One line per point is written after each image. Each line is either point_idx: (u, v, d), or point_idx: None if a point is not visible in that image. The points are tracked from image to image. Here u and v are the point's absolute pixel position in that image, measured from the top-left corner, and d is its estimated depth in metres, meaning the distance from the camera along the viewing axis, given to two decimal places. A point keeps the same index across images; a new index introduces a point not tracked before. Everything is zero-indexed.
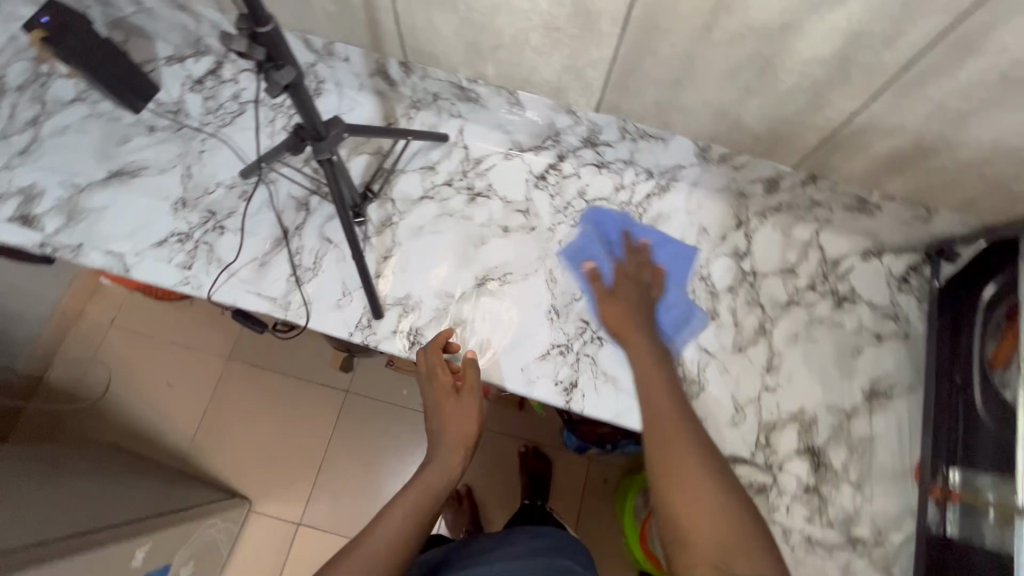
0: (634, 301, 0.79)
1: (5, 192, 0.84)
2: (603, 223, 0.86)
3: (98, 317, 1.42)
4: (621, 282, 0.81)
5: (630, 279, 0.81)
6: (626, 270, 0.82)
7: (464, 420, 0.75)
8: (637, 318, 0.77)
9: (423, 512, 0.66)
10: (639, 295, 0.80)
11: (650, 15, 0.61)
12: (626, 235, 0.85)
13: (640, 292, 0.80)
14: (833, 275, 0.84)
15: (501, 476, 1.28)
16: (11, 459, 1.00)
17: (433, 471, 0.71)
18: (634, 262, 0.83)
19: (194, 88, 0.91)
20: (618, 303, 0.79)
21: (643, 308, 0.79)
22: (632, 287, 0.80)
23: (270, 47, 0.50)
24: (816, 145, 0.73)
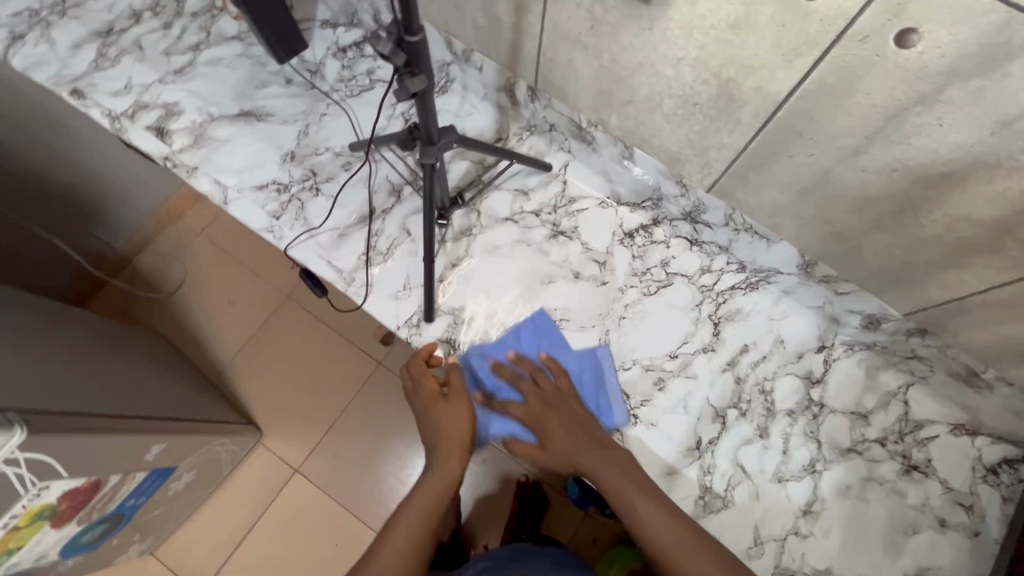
0: (563, 428, 0.74)
1: (152, 102, 0.93)
2: (472, 381, 0.81)
3: (190, 223, 1.53)
4: (540, 422, 0.75)
5: (551, 404, 0.76)
6: (528, 404, 0.77)
7: (460, 424, 0.76)
8: (580, 436, 0.73)
9: (430, 523, 0.71)
10: (553, 400, 0.76)
11: (797, 119, 0.56)
12: (493, 367, 0.80)
13: (553, 406, 0.76)
14: (910, 438, 0.75)
15: (492, 498, 1.26)
16: (83, 327, 1.11)
17: (434, 480, 0.73)
18: (533, 383, 0.78)
19: (336, 55, 0.96)
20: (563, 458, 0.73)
21: (578, 418, 0.75)
22: (546, 411, 0.76)
23: (411, 55, 0.51)
24: (939, 301, 0.66)
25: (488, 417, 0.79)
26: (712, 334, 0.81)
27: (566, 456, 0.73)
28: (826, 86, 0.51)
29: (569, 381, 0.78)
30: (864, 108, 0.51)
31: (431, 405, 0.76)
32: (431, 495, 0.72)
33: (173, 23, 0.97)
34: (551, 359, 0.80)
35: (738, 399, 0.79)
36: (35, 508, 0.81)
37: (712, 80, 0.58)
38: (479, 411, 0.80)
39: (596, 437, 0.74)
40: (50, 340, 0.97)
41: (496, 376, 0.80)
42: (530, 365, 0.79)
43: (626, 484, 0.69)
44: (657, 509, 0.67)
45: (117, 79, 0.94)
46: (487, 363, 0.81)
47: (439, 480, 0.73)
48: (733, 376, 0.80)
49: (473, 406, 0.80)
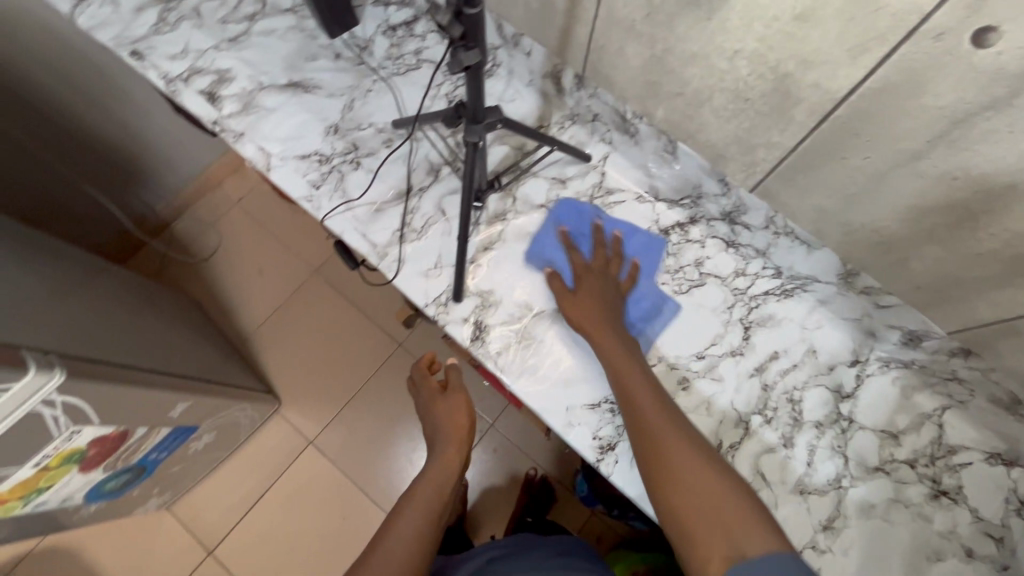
0: (606, 298, 0.77)
1: (206, 67, 0.95)
2: (566, 213, 0.85)
3: (230, 192, 1.57)
4: (585, 279, 0.79)
5: (607, 279, 0.79)
6: (596, 266, 0.80)
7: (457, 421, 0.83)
8: (609, 312, 0.76)
9: (431, 511, 0.72)
10: (612, 287, 0.79)
11: (855, 120, 0.55)
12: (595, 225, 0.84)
13: (608, 287, 0.78)
14: (942, 463, 0.72)
15: (499, 488, 1.26)
16: (121, 283, 1.15)
17: (436, 467, 0.79)
18: (604, 261, 0.81)
19: (386, 32, 0.97)
20: (580, 308, 0.76)
21: (613, 302, 0.77)
22: (602, 280, 0.79)
23: (469, 28, 0.51)
24: (988, 320, 0.63)
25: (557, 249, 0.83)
26: (742, 338, 0.80)
27: (587, 317, 0.75)
28: (890, 85, 0.49)
29: (631, 287, 0.81)
30: (929, 110, 0.49)
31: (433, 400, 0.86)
32: (429, 489, 0.75)
33: None
34: (636, 266, 0.82)
35: (763, 406, 0.77)
36: (66, 450, 0.84)
37: (769, 74, 0.57)
38: (552, 234, 0.84)
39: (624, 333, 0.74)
40: (90, 292, 1.00)
41: (585, 235, 0.84)
42: (618, 245, 0.82)
43: (630, 376, 0.68)
44: (628, 373, 0.69)
45: (175, 44, 0.96)
46: (587, 221, 0.85)
47: (437, 473, 0.78)
48: (760, 382, 0.78)
49: (550, 233, 0.85)
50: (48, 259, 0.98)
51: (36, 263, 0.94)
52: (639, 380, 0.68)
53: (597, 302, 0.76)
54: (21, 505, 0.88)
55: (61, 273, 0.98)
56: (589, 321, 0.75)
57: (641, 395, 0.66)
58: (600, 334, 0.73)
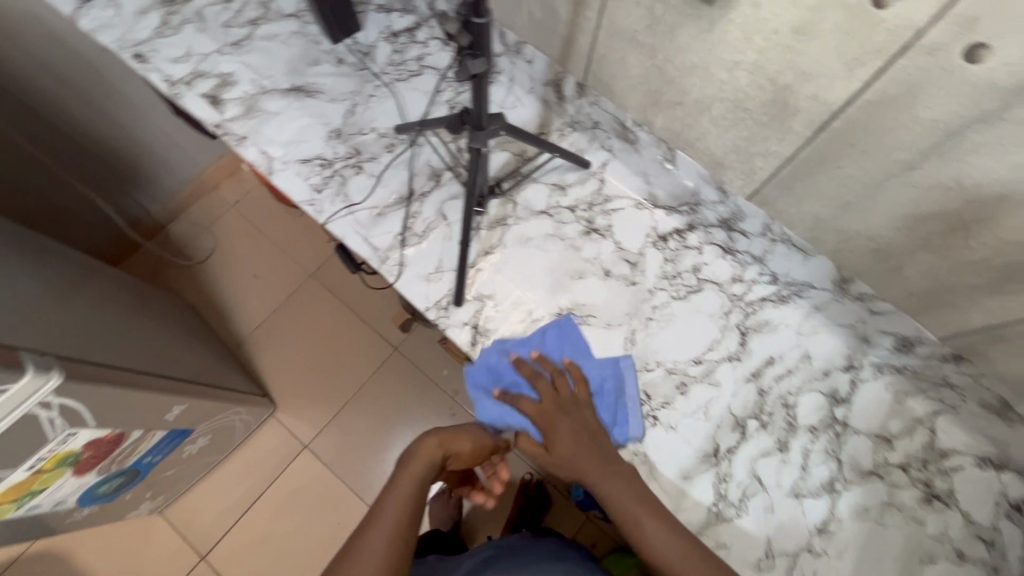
0: (575, 435, 0.76)
1: (208, 71, 0.95)
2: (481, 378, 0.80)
3: (227, 195, 1.57)
4: (552, 427, 0.76)
5: (565, 414, 0.77)
6: (547, 401, 0.77)
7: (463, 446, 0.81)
8: (591, 443, 0.76)
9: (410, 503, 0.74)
10: (569, 408, 0.78)
11: (850, 131, 0.56)
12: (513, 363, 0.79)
13: (572, 419, 0.77)
14: (934, 467, 0.74)
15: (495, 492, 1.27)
16: (118, 285, 1.14)
17: (415, 461, 0.79)
18: (551, 386, 0.79)
19: (388, 39, 0.98)
20: (569, 459, 0.75)
21: (590, 429, 0.76)
22: (561, 421, 0.77)
23: (476, 36, 0.52)
24: (980, 327, 0.65)
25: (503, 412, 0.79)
26: (739, 344, 0.81)
27: (579, 468, 0.75)
28: (887, 96, 0.51)
29: (585, 388, 0.79)
30: (924, 122, 0.50)
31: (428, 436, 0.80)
32: (403, 491, 0.75)
33: None
34: (573, 365, 0.80)
35: (760, 411, 0.78)
36: (61, 453, 0.83)
37: (768, 84, 0.58)
38: (490, 405, 0.80)
39: (609, 457, 0.75)
40: (86, 294, 1.00)
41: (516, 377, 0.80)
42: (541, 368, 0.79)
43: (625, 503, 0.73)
44: (640, 513, 0.72)
45: (177, 47, 0.97)
46: (507, 359, 0.80)
47: (417, 463, 0.78)
48: (757, 387, 0.79)
49: (486, 402, 0.80)
50: (44, 260, 0.98)
51: (34, 264, 0.94)
52: (635, 503, 0.72)
53: (571, 454, 0.76)
54: (14, 509, 0.87)
55: (58, 275, 0.97)
56: (578, 469, 0.75)
57: (639, 518, 0.72)
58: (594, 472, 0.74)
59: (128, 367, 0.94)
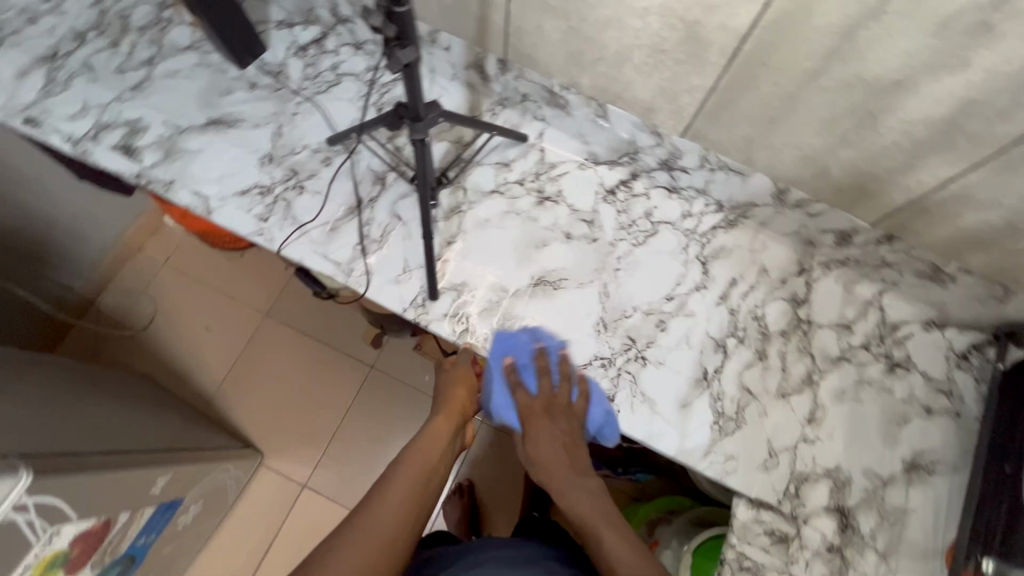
0: (546, 455, 0.81)
1: (113, 122, 0.90)
2: (512, 347, 0.83)
3: (155, 252, 1.48)
4: (535, 424, 0.82)
5: (534, 437, 0.82)
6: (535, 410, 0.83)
7: (456, 398, 0.87)
8: (558, 459, 0.81)
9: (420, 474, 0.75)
10: (551, 425, 0.82)
11: (759, 51, 0.61)
12: (538, 353, 0.83)
13: (548, 439, 0.82)
14: (890, 340, 0.82)
15: (503, 478, 1.30)
16: (60, 369, 1.06)
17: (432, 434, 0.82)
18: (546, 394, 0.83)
19: (298, 54, 0.96)
20: (539, 458, 0.81)
21: (567, 439, 0.82)
22: (539, 444, 0.82)
23: (401, 27, 0.52)
24: (902, 204, 0.73)
25: (500, 385, 0.84)
26: (702, 273, 0.86)
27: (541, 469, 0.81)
28: (786, 15, 0.56)
29: (581, 408, 0.82)
30: (821, 31, 0.56)
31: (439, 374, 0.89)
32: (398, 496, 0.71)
33: (122, 39, 0.95)
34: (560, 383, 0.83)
35: (735, 328, 0.84)
36: (48, 556, 0.79)
37: (679, 23, 0.62)
38: (498, 373, 0.84)
39: (572, 457, 0.81)
40: (29, 384, 0.92)
41: (528, 365, 0.83)
42: (545, 363, 0.83)
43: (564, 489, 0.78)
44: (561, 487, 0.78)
45: (72, 103, 0.91)
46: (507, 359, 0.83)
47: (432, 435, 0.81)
48: (727, 308, 0.85)
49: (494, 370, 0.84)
50: None
51: None
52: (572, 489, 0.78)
53: (545, 463, 0.81)
54: None
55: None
56: (546, 471, 0.80)
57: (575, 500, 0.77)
58: (543, 473, 0.81)
59: (98, 452, 0.88)
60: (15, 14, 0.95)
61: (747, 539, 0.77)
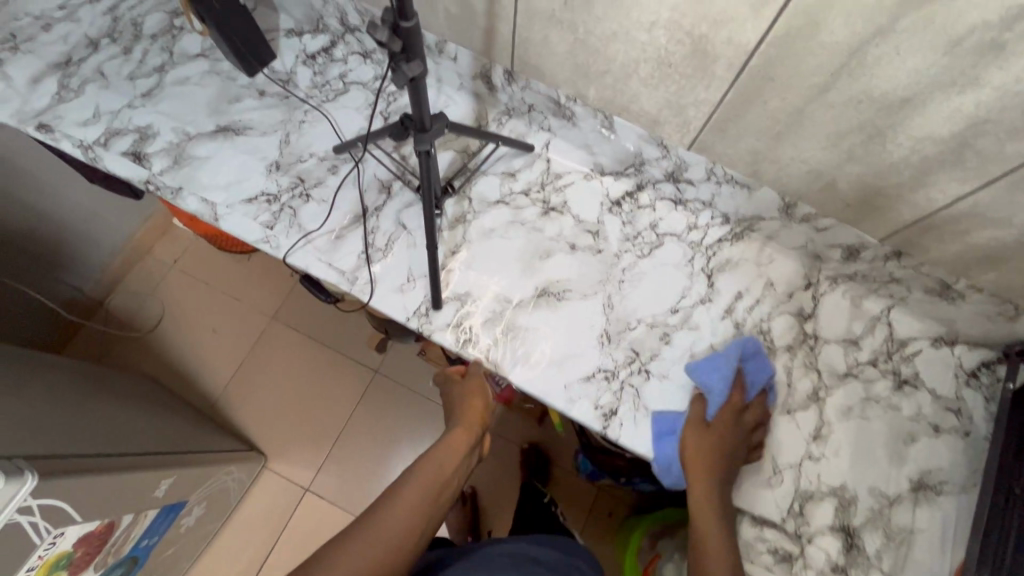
0: (710, 454, 0.75)
1: (123, 128, 0.91)
2: (742, 352, 0.81)
3: (164, 255, 1.50)
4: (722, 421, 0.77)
5: (714, 433, 0.77)
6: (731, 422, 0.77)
7: (473, 408, 0.86)
8: (716, 460, 0.75)
9: (434, 483, 0.75)
10: (739, 438, 0.77)
11: (766, 67, 0.61)
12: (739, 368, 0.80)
13: (710, 438, 0.76)
14: (898, 356, 0.81)
15: (504, 484, 1.29)
16: (69, 369, 1.07)
17: (449, 447, 0.81)
18: (749, 405, 0.80)
19: (306, 62, 0.97)
20: (700, 444, 0.76)
21: (734, 455, 0.76)
22: (704, 434, 0.77)
23: (406, 41, 0.53)
24: (911, 221, 0.72)
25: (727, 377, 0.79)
26: (707, 286, 0.86)
27: (697, 455, 0.75)
28: (792, 31, 0.55)
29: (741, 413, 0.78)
30: (829, 47, 0.55)
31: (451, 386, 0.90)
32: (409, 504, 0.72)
33: (134, 46, 0.96)
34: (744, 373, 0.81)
35: (739, 342, 0.83)
36: (54, 556, 0.80)
37: (686, 37, 0.62)
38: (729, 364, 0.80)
39: (725, 470, 0.76)
40: (38, 384, 0.93)
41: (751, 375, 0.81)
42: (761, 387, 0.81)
43: (705, 508, 0.73)
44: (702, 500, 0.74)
45: (83, 109, 0.92)
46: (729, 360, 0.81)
47: (449, 447, 0.80)
48: (732, 322, 0.84)
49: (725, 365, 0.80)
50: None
51: None
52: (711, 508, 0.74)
53: (700, 454, 0.75)
54: None
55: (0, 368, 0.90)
56: (697, 464, 0.75)
57: (708, 525, 0.73)
58: (698, 482, 0.75)
59: (104, 454, 0.89)
60: (30, 21, 0.97)
61: (750, 557, 0.76)
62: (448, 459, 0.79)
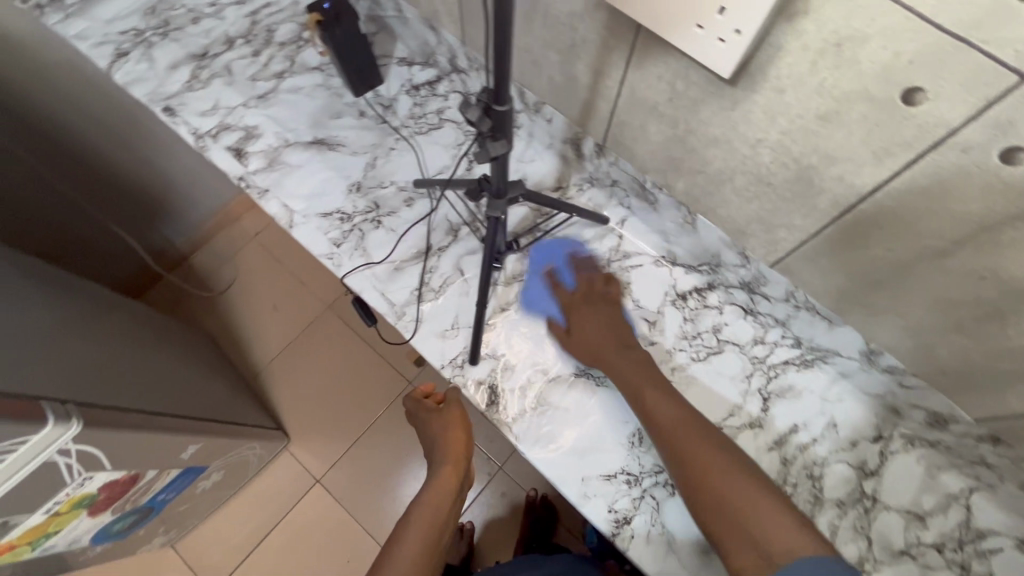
0: (593, 335, 0.78)
1: (234, 124, 0.98)
2: (548, 254, 0.87)
3: (247, 226, 1.58)
4: (575, 309, 0.81)
5: (576, 335, 0.79)
6: (585, 303, 0.82)
7: (456, 438, 0.80)
8: (608, 339, 0.78)
9: (430, 523, 0.68)
10: (600, 310, 0.81)
11: (876, 215, 0.55)
12: (550, 267, 0.86)
13: (596, 325, 0.79)
14: (971, 549, 0.67)
15: (504, 528, 1.24)
16: (146, 318, 1.15)
17: (437, 485, 0.74)
18: (586, 284, 0.84)
19: (409, 91, 1.00)
20: (583, 345, 0.78)
21: (616, 323, 0.80)
22: (582, 331, 0.79)
23: (497, 123, 0.53)
24: (1018, 412, 0.63)
25: (540, 287, 0.86)
26: (760, 409, 0.78)
27: (591, 346, 0.78)
28: (916, 189, 0.50)
29: (591, 284, 0.84)
30: (957, 215, 0.49)
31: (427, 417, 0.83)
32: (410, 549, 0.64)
33: (262, 50, 1.04)
34: (551, 270, 0.86)
35: (783, 482, 0.75)
36: (77, 496, 0.78)
37: (792, 163, 0.58)
38: (535, 285, 0.86)
39: (625, 338, 0.78)
40: (117, 326, 1.01)
41: (563, 269, 0.86)
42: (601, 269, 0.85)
43: (645, 392, 0.71)
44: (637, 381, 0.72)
45: (205, 101, 1.00)
46: (542, 270, 0.87)
47: (436, 486, 0.74)
48: (780, 456, 0.76)
49: (536, 275, 0.86)
50: (86, 292, 1.01)
51: (71, 296, 0.95)
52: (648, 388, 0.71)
53: (593, 341, 0.78)
54: (29, 552, 0.82)
55: (85, 302, 0.97)
56: (594, 354, 0.77)
57: (656, 403, 0.69)
58: (626, 371, 0.73)
59: (159, 410, 0.91)
60: (183, 13, 1.06)
61: None
62: (441, 506, 0.71)
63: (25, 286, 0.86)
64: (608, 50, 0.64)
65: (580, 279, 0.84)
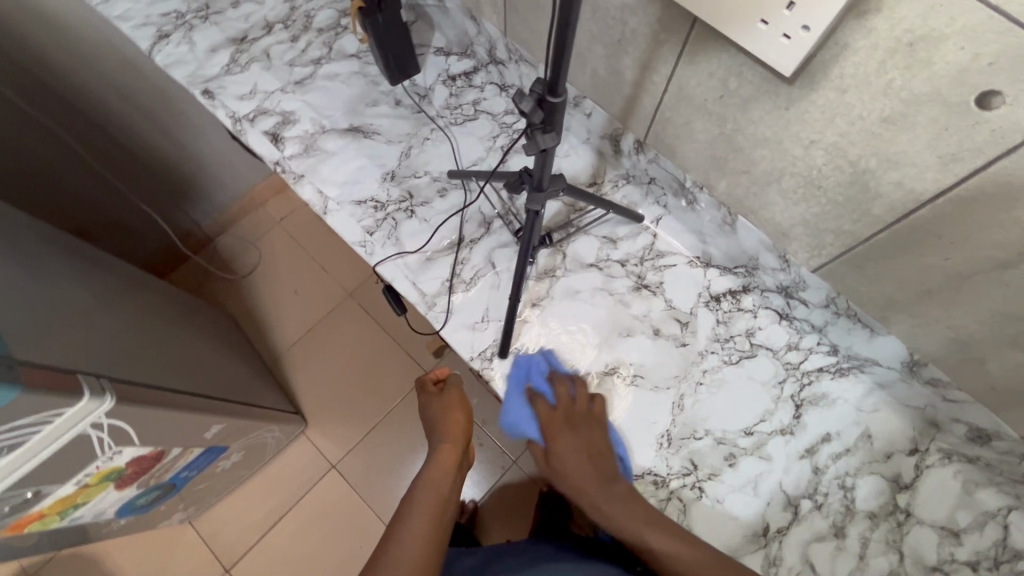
0: (575, 467, 0.76)
1: (271, 109, 0.98)
2: (524, 371, 0.80)
3: (273, 211, 1.60)
4: (554, 432, 0.78)
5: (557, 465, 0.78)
6: (565, 429, 0.77)
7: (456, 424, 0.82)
8: (591, 467, 0.75)
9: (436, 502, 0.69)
10: (580, 441, 0.76)
11: (934, 222, 0.54)
12: (529, 389, 0.80)
13: (572, 451, 0.77)
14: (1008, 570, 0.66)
15: (513, 509, 1.24)
16: (172, 299, 1.17)
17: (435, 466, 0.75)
18: (568, 402, 0.78)
19: (446, 82, 1.00)
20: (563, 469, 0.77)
21: (599, 449, 0.76)
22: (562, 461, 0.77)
23: (548, 114, 0.52)
24: None
25: (518, 403, 0.80)
26: (793, 416, 0.77)
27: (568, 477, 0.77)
28: (980, 198, 0.49)
29: (579, 402, 0.78)
30: None
31: (427, 401, 0.85)
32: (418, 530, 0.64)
33: (301, 36, 1.04)
34: (529, 387, 0.80)
35: (813, 490, 0.74)
36: (106, 470, 0.78)
37: (847, 166, 0.56)
38: (517, 402, 0.80)
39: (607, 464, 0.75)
40: (147, 306, 1.02)
41: (542, 381, 0.80)
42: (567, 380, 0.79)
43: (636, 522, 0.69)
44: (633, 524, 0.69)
45: (243, 85, 1.00)
46: (522, 389, 0.80)
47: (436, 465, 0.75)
48: (811, 464, 0.75)
49: (514, 393, 0.80)
50: (118, 271, 1.03)
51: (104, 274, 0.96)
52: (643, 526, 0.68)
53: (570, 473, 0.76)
54: (60, 520, 0.84)
55: (116, 281, 0.99)
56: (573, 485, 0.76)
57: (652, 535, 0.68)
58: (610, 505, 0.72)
59: (183, 389, 0.93)
60: None
61: None
62: (444, 483, 0.72)
63: (51, 260, 0.86)
64: (659, 46, 0.63)
65: (562, 398, 0.78)
